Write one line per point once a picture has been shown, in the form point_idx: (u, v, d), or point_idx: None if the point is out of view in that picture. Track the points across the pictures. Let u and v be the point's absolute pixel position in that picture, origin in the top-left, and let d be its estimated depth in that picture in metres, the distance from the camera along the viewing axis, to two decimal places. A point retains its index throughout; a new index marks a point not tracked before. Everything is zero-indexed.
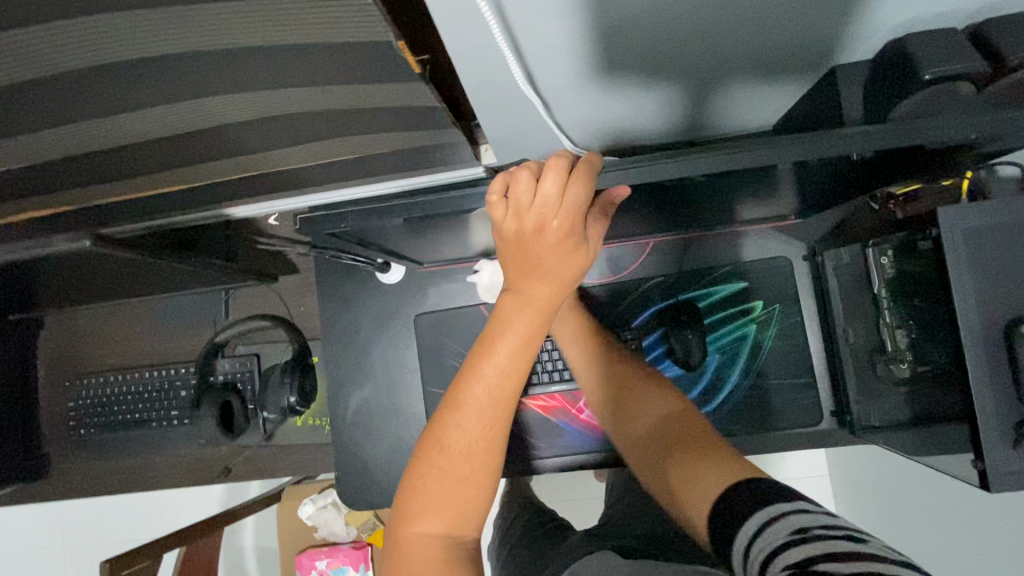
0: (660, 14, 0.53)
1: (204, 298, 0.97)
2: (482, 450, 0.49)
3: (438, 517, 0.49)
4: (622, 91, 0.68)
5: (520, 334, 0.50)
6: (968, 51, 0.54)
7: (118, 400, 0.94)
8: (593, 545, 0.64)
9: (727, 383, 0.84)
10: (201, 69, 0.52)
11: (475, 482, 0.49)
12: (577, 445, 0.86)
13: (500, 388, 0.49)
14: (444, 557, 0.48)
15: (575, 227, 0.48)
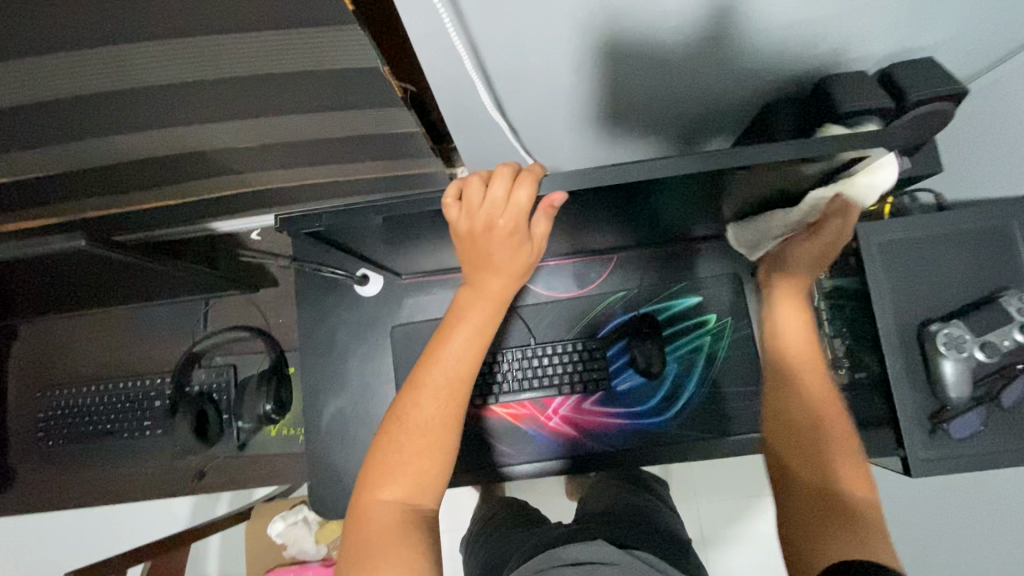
0: (614, 53, 0.60)
1: (183, 310, 0.99)
2: (439, 425, 0.55)
3: (397, 484, 0.54)
4: (583, 118, 0.75)
5: (475, 323, 0.57)
6: (876, 91, 0.63)
7: (90, 410, 0.94)
8: (566, 530, 0.68)
9: (685, 391, 0.88)
10: (208, 91, 0.57)
11: (431, 454, 0.55)
12: (546, 453, 0.89)
13: (456, 370, 0.56)
14: (399, 518, 0.53)
15: (521, 228, 0.53)
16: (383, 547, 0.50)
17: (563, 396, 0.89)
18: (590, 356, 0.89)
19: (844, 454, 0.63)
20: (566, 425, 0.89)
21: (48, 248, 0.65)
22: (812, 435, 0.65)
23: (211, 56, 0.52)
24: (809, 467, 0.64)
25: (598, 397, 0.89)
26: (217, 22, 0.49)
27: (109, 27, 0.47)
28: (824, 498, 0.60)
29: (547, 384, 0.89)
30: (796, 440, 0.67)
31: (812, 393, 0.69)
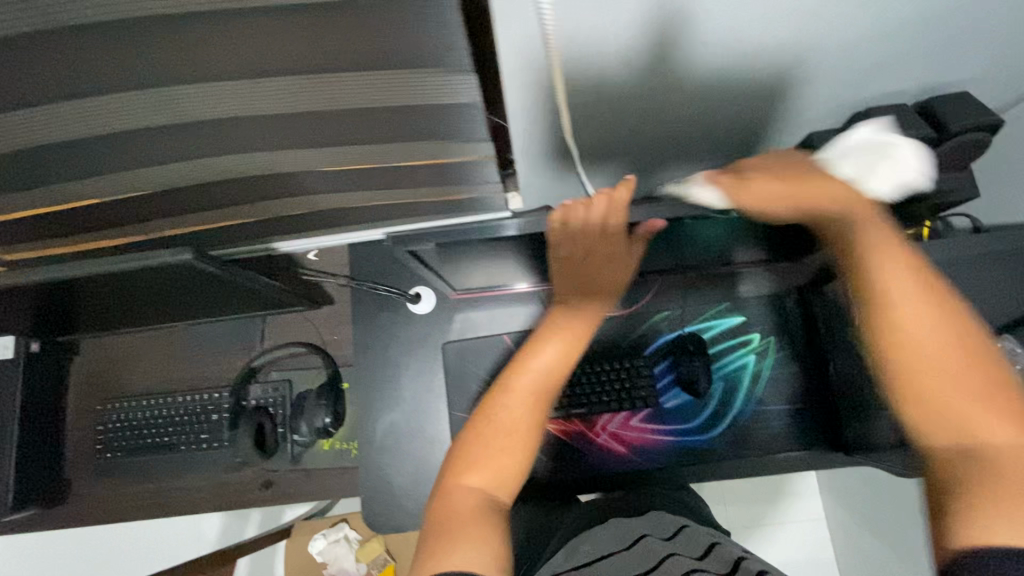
0: (680, 69, 0.65)
1: (240, 326, 1.02)
2: (521, 428, 0.62)
3: (480, 473, 0.60)
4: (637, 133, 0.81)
5: (561, 344, 0.66)
6: (916, 120, 0.68)
7: (148, 424, 0.98)
8: (651, 528, 0.71)
9: (731, 409, 0.91)
10: (310, 120, 0.62)
11: (512, 451, 0.61)
12: (597, 469, 0.90)
13: (540, 384, 0.64)
14: (477, 504, 0.57)
15: (616, 239, 0.67)
16: (460, 528, 0.54)
17: (610, 413, 0.91)
18: (637, 372, 0.92)
19: (993, 405, 0.51)
20: (615, 441, 0.91)
21: (157, 261, 0.70)
22: (942, 393, 0.52)
23: (330, 92, 0.57)
24: (942, 433, 0.51)
25: (646, 414, 0.92)
26: (344, 60, 0.53)
27: (240, 58, 0.52)
28: (966, 467, 0.49)
29: (595, 402, 0.91)
30: (926, 403, 0.53)
31: (926, 345, 0.54)
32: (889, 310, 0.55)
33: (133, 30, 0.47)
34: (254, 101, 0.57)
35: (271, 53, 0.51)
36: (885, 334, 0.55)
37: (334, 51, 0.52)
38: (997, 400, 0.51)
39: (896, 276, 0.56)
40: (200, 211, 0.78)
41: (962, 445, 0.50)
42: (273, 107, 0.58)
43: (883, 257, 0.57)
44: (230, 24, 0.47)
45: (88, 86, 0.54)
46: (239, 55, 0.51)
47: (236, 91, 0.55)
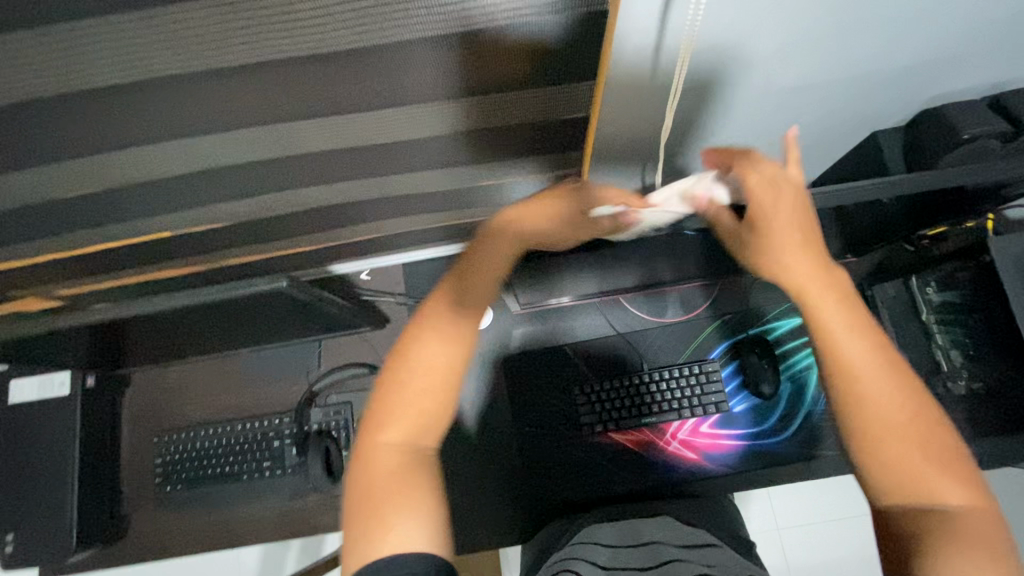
0: (762, 90, 0.65)
1: (297, 352, 1.01)
2: (443, 362, 0.51)
3: (397, 424, 0.49)
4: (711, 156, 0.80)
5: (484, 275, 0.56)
6: (991, 116, 0.69)
7: (207, 455, 0.96)
8: (690, 554, 0.59)
9: (800, 409, 0.91)
10: (401, 152, 0.60)
11: (433, 396, 0.50)
12: (668, 476, 0.91)
13: (465, 312, 0.54)
14: (403, 462, 0.48)
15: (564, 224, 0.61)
16: (394, 498, 0.46)
17: (680, 421, 0.91)
18: (706, 379, 0.91)
19: (945, 464, 0.44)
20: (685, 449, 0.91)
21: (251, 290, 0.69)
22: (900, 450, 0.44)
23: (431, 123, 0.55)
24: (896, 493, 0.44)
25: (716, 420, 0.91)
26: (452, 91, 0.51)
27: (345, 101, 0.50)
28: (920, 530, 0.43)
29: (665, 410, 0.90)
30: (880, 461, 0.45)
31: (888, 399, 0.46)
32: (843, 358, 0.47)
33: (241, 83, 0.45)
34: (350, 138, 0.56)
35: (380, 91, 0.49)
36: (839, 386, 0.47)
37: (445, 84, 0.50)
38: (954, 461, 0.44)
39: (838, 313, 0.48)
40: (270, 241, 0.78)
41: (918, 508, 0.44)
42: (368, 141, 0.57)
43: (821, 289, 0.49)
44: (346, 66, 0.45)
45: (183, 149, 0.52)
46: (348, 97, 0.49)
47: (336, 128, 0.53)
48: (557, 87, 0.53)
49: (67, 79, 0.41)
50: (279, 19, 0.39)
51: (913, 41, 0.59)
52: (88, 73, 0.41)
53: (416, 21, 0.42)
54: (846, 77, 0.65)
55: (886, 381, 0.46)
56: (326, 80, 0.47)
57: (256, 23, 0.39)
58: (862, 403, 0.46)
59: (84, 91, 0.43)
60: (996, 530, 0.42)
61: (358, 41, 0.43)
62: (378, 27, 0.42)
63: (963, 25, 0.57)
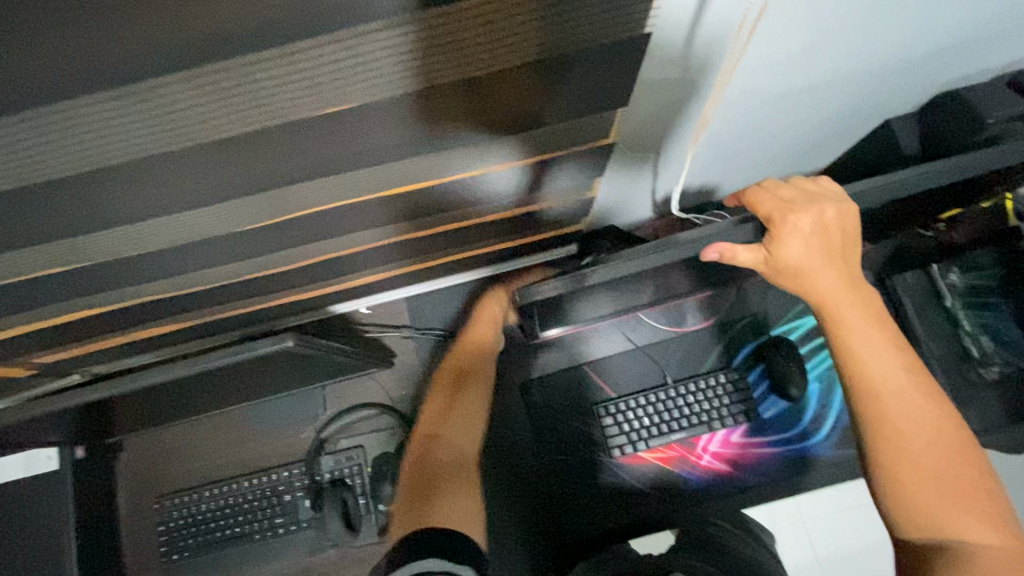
0: (785, 92, 0.61)
1: (302, 397, 0.95)
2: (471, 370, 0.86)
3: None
4: (724, 160, 0.77)
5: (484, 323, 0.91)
6: (1012, 98, 0.67)
7: (213, 516, 0.90)
8: None
9: (831, 409, 0.88)
10: (406, 186, 0.56)
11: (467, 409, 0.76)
12: (703, 491, 0.87)
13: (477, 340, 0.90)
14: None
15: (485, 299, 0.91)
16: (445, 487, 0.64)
17: (710, 433, 0.87)
18: (732, 386, 0.88)
19: (968, 500, 0.49)
20: (718, 461, 0.88)
21: (254, 350, 0.64)
22: (921, 486, 0.50)
23: (440, 157, 0.51)
24: (915, 523, 0.50)
25: (747, 428, 0.88)
26: (466, 123, 0.46)
27: (352, 150, 0.46)
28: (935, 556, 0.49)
29: (695, 423, 0.87)
30: (897, 493, 0.51)
31: (916, 442, 0.51)
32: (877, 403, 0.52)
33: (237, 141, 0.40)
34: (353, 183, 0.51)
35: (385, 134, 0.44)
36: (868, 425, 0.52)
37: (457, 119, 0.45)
38: (979, 504, 0.49)
39: (877, 362, 0.52)
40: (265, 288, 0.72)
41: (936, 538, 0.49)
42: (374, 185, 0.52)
43: (863, 336, 0.53)
44: (353, 117, 0.42)
45: (173, 207, 0.48)
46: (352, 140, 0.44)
47: (337, 174, 0.48)
48: (577, 110, 0.49)
49: (46, 151, 0.38)
50: (283, 80, 0.36)
51: (937, 34, 0.56)
52: (67, 144, 0.37)
53: (428, 66, 0.38)
54: (871, 70, 0.61)
55: (919, 425, 0.51)
56: (328, 131, 0.43)
57: (254, 83, 0.36)
58: (895, 441, 0.51)
59: (65, 161, 0.39)
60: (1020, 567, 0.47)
61: (368, 85, 0.38)
62: (388, 77, 0.38)
63: (989, 14, 0.55)
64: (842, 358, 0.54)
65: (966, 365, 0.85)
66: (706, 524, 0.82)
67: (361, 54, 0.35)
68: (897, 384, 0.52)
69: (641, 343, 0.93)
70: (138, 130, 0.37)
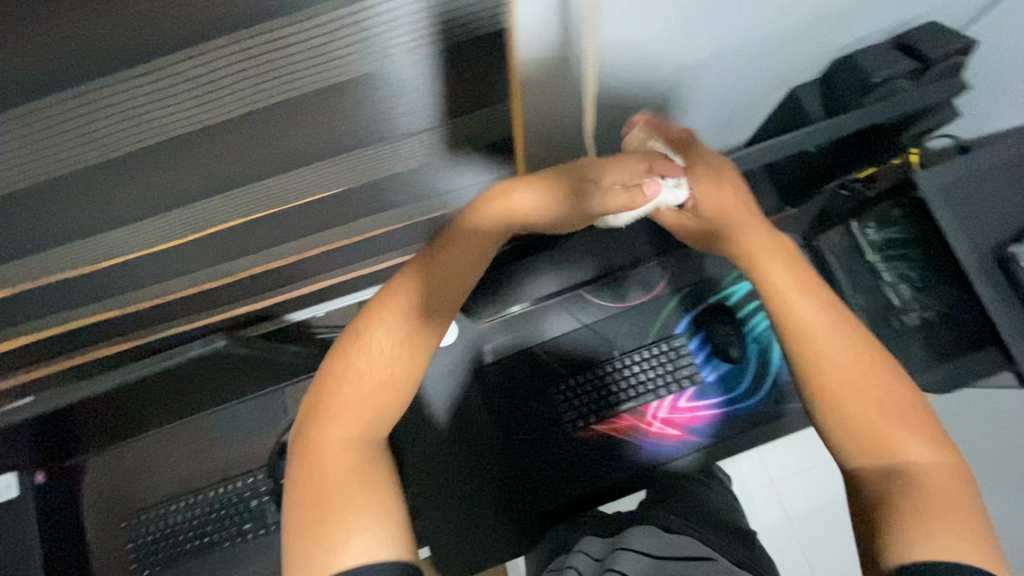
0: (679, 69, 0.64)
1: (263, 402, 0.97)
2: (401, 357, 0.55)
3: (348, 421, 0.53)
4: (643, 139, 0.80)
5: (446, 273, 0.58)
6: (897, 57, 0.71)
7: (182, 527, 0.91)
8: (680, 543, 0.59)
9: (771, 367, 0.92)
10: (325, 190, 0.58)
11: (390, 392, 0.55)
12: (654, 455, 0.91)
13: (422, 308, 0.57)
14: (352, 458, 0.51)
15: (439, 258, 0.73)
16: (349, 486, 0.50)
17: (658, 400, 0.91)
18: (676, 353, 0.92)
19: (906, 425, 0.52)
20: (668, 426, 0.92)
21: None
22: (859, 420, 0.52)
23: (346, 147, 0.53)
24: (860, 453, 0.52)
25: (693, 393, 0.92)
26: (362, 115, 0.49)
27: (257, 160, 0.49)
28: (887, 485, 0.50)
29: (643, 392, 0.91)
30: (844, 428, 0.52)
31: (849, 376, 0.53)
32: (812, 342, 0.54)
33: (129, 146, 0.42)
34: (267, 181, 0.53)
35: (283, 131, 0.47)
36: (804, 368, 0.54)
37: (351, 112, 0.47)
38: (916, 423, 0.52)
39: (803, 306, 0.55)
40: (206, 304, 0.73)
41: (885, 467, 0.51)
42: (291, 182, 0.54)
43: (786, 285, 0.56)
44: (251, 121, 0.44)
45: (92, 222, 0.50)
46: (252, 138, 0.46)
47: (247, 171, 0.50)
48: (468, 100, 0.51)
49: None
50: (158, 91, 0.38)
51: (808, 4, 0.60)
52: None
53: (306, 69, 0.40)
54: (759, 41, 0.64)
55: (852, 358, 0.54)
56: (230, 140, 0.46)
57: (135, 95, 0.37)
58: (834, 377, 0.53)
59: None
60: (957, 484, 0.49)
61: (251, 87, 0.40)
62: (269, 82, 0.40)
63: None
64: (776, 310, 0.56)
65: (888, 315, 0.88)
66: (657, 486, 0.86)
67: (245, 59, 0.38)
68: (823, 324, 0.55)
69: (588, 321, 0.96)
70: (39, 153, 0.40)
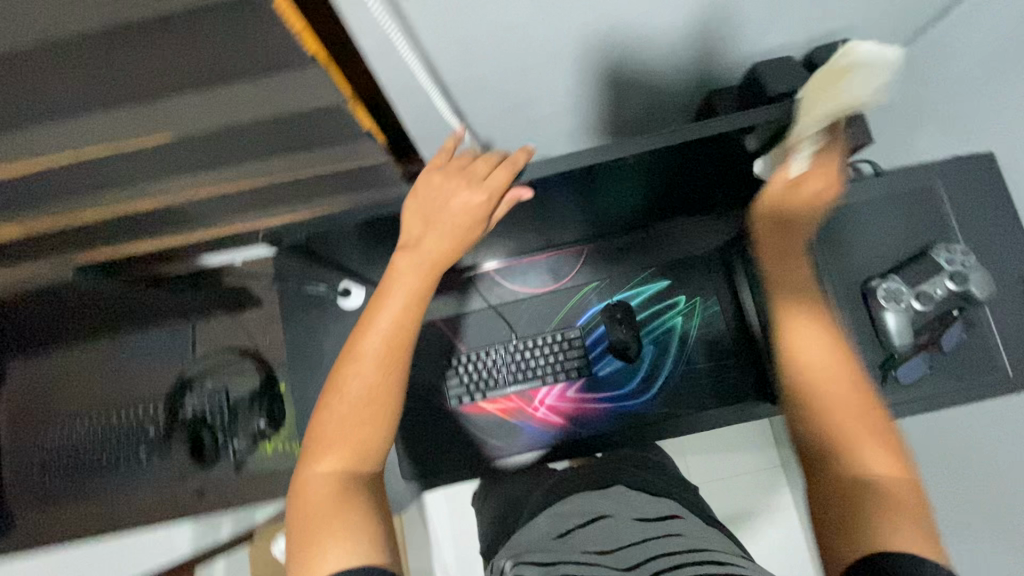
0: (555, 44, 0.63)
1: (172, 338, 1.00)
2: (377, 392, 0.55)
3: (335, 456, 0.54)
4: (543, 122, 0.80)
5: (410, 288, 0.57)
6: (802, 74, 0.70)
7: (81, 445, 0.96)
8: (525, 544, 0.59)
9: (662, 370, 0.93)
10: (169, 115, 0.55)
11: (373, 418, 0.55)
12: (536, 440, 0.93)
13: (392, 339, 0.56)
14: (340, 491, 0.53)
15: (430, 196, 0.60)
16: (326, 519, 0.51)
17: (547, 386, 0.93)
18: (569, 344, 0.93)
19: (872, 435, 0.52)
20: (553, 414, 0.93)
21: None
22: (834, 428, 0.53)
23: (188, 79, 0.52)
24: (829, 464, 0.53)
25: (582, 384, 0.93)
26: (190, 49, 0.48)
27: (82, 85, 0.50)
28: (847, 489, 0.50)
29: (530, 376, 0.93)
30: (815, 438, 0.54)
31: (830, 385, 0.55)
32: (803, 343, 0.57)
33: None
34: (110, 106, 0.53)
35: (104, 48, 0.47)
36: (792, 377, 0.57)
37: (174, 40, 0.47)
38: (881, 434, 0.53)
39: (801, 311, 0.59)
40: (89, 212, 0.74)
41: (849, 475, 0.51)
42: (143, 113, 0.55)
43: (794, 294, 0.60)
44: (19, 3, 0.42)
45: None
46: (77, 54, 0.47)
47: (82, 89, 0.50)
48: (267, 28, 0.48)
49: None
50: None
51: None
52: None
53: None
54: (644, 30, 0.64)
55: (837, 368, 0.56)
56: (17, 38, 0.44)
57: None
58: (813, 382, 0.56)
59: None
60: (919, 503, 0.49)
61: None
62: None
63: None
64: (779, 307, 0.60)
65: None
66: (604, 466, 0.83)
67: None
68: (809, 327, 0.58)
69: (492, 301, 0.97)
70: None
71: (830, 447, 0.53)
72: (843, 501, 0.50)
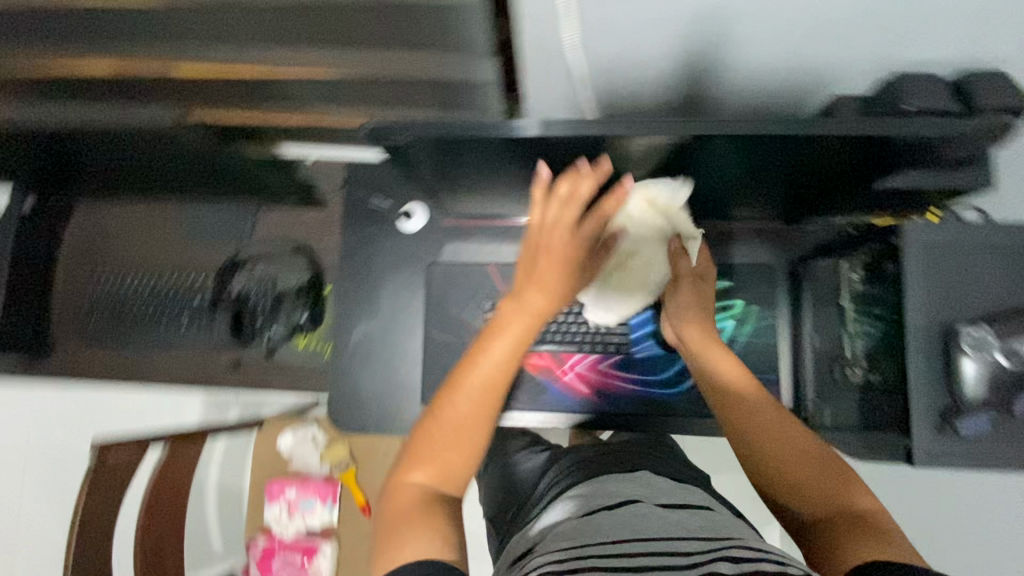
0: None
1: (232, 216, 1.02)
2: (468, 425, 0.52)
3: (426, 468, 0.52)
4: (654, 84, 0.77)
5: (517, 335, 0.54)
6: (940, 95, 0.66)
7: (131, 295, 1.02)
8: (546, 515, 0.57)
9: None
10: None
11: (462, 447, 0.53)
12: (556, 403, 0.93)
13: (491, 379, 0.53)
14: (422, 507, 0.51)
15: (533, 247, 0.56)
16: (407, 530, 0.49)
17: (581, 354, 0.93)
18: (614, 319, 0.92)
19: (825, 472, 0.55)
20: (580, 382, 0.93)
21: None
22: (785, 473, 0.55)
23: None
24: (799, 506, 0.54)
25: (616, 361, 0.93)
26: None
27: None
28: (823, 527, 0.51)
29: (567, 340, 0.92)
30: (773, 484, 0.56)
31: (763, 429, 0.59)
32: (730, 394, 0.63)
33: None
34: None
35: None
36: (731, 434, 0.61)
37: None
38: (829, 466, 0.55)
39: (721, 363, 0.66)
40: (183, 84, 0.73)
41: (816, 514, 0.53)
42: None
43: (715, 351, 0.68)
44: None
45: None
46: None
47: None
48: None
49: None
50: None
51: None
52: None
53: None
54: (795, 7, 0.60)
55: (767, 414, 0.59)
56: None
57: None
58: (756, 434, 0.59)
59: None
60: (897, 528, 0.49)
61: None
62: None
63: None
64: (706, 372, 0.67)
65: (837, 364, 0.86)
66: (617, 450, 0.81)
67: None
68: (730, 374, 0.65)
69: None
70: None
71: (790, 491, 0.55)
72: (831, 537, 0.50)
